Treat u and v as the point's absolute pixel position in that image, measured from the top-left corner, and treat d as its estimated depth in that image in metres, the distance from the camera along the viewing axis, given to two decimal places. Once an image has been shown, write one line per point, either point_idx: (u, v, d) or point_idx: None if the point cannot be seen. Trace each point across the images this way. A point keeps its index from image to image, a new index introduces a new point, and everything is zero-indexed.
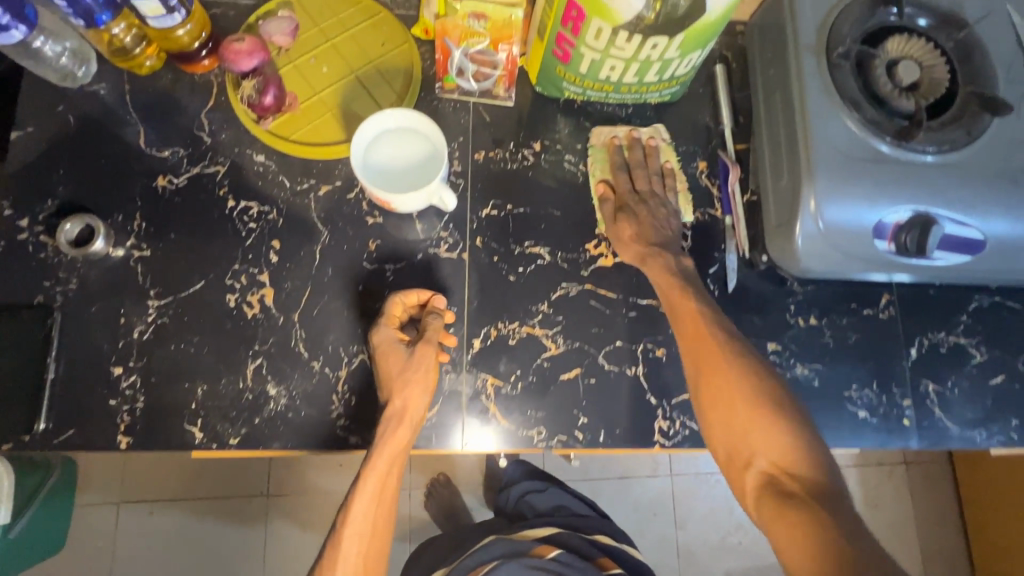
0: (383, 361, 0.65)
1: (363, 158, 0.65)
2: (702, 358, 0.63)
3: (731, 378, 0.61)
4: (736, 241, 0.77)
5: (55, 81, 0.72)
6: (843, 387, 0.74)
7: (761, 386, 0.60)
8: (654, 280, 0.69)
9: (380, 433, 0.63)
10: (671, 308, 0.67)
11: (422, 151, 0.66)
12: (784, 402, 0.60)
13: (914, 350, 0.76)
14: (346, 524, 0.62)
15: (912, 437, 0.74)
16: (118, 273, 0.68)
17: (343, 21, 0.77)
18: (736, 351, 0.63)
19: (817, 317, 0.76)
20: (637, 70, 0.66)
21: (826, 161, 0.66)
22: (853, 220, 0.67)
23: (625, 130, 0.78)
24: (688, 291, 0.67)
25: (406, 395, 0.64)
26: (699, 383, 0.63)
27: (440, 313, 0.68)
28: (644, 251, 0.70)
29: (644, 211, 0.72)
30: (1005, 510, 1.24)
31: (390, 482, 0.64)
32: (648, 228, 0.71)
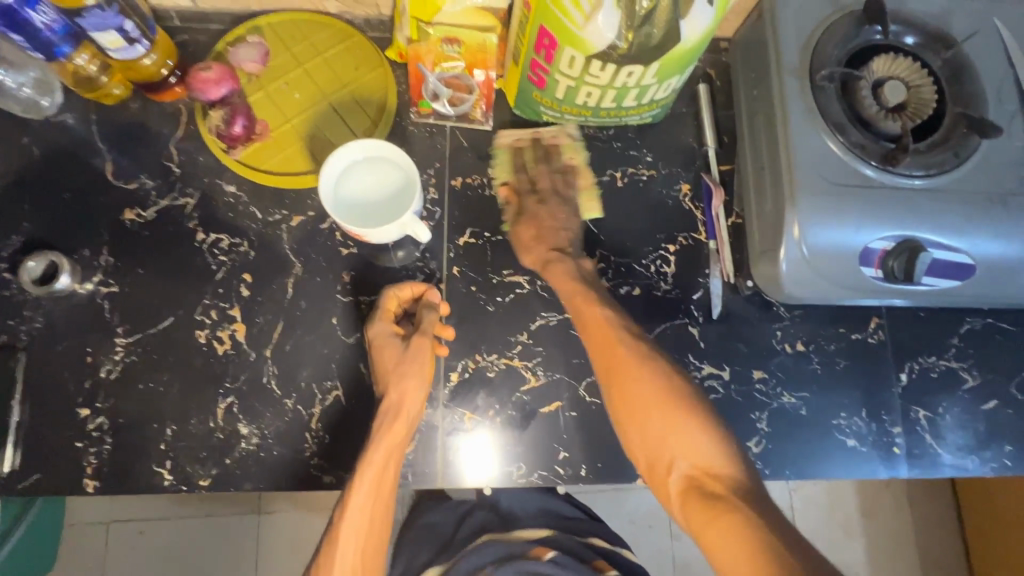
0: (380, 356, 0.65)
1: (331, 192, 0.63)
2: (614, 365, 0.63)
3: (642, 382, 0.61)
4: (720, 266, 0.75)
5: (20, 113, 0.70)
6: (832, 415, 0.72)
7: (675, 391, 0.61)
8: (558, 289, 0.68)
9: (376, 428, 0.62)
10: (582, 322, 0.67)
11: (394, 180, 0.64)
12: (697, 404, 0.61)
13: (904, 376, 0.74)
14: (343, 520, 0.60)
15: (903, 466, 0.72)
16: (85, 311, 0.66)
17: (315, 45, 0.75)
18: (645, 356, 0.64)
19: (805, 343, 0.74)
20: (615, 96, 0.64)
21: (809, 187, 0.64)
22: (837, 245, 0.65)
23: (528, 131, 0.76)
24: (593, 300, 0.67)
25: (404, 388, 0.63)
26: (613, 393, 0.63)
27: (435, 307, 0.69)
28: (548, 256, 0.70)
29: (545, 212, 0.73)
30: (1004, 517, 1.20)
31: (387, 476, 0.62)
32: (550, 232, 0.72)
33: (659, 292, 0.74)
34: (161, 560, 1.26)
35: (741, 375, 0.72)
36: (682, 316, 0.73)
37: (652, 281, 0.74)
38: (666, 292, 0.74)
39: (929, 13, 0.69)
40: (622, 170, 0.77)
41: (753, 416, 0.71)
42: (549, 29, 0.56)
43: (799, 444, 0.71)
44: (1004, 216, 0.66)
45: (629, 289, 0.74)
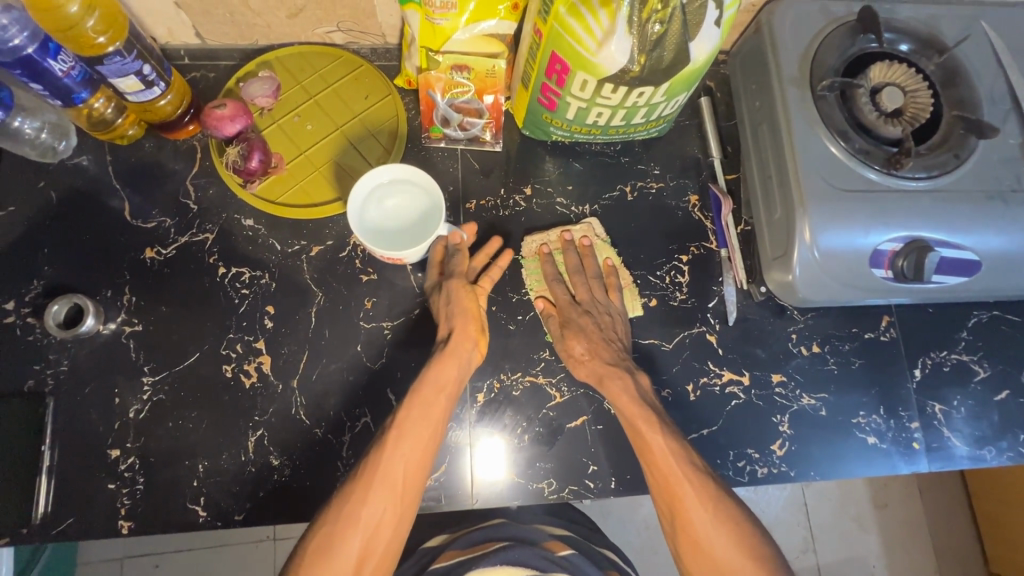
0: (434, 300, 0.68)
1: (361, 200, 0.64)
2: (676, 501, 0.58)
3: (708, 526, 0.57)
4: (733, 274, 0.76)
5: (35, 158, 0.70)
6: (851, 414, 0.73)
7: (742, 535, 0.57)
8: (621, 411, 0.64)
9: (429, 362, 0.63)
10: (642, 452, 0.62)
11: (420, 216, 0.66)
12: (765, 548, 0.57)
13: (918, 371, 0.75)
14: (396, 429, 0.58)
15: (923, 460, 0.73)
16: (111, 351, 0.66)
17: (325, 77, 0.76)
18: (712, 493, 0.59)
19: (820, 344, 0.75)
20: (624, 115, 0.65)
21: (818, 192, 0.66)
22: (847, 245, 0.66)
23: (557, 232, 0.75)
24: (656, 425, 0.62)
25: (452, 325, 0.65)
26: (675, 527, 0.59)
27: (459, 245, 0.69)
28: (602, 372, 0.67)
29: (590, 323, 0.70)
30: (1013, 502, 1.21)
31: (438, 402, 0.61)
32: (600, 343, 0.68)
33: (675, 301, 0.75)
34: None
35: (759, 379, 0.74)
36: (700, 324, 0.75)
37: (668, 292, 0.75)
38: (682, 301, 0.75)
39: (918, 19, 0.72)
40: (632, 184, 0.79)
41: (775, 419, 0.72)
42: (561, 55, 0.58)
43: (821, 445, 0.72)
44: (1005, 212, 0.68)
45: (645, 300, 0.75)
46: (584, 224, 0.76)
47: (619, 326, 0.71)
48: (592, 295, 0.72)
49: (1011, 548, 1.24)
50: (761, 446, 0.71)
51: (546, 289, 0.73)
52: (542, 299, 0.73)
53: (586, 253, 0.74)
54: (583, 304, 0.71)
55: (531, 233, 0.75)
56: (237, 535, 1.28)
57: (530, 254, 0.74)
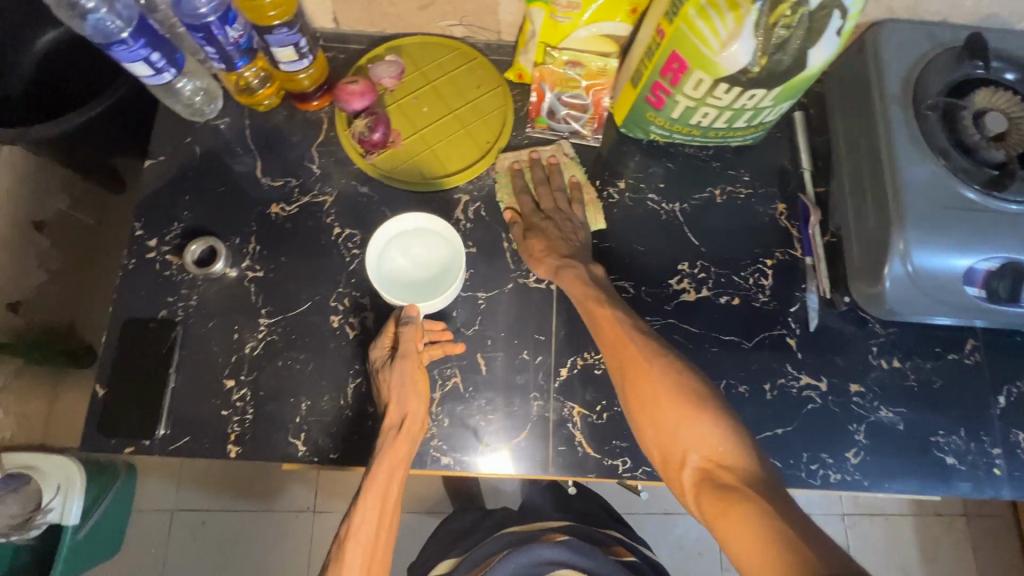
0: (384, 378, 0.67)
1: (410, 222, 0.73)
2: (626, 362, 0.62)
3: (653, 378, 0.60)
4: (817, 282, 0.78)
5: (186, 116, 0.79)
6: (930, 432, 0.73)
7: (686, 385, 0.59)
8: (571, 292, 0.70)
9: (379, 446, 0.64)
10: (594, 325, 0.67)
11: (432, 256, 0.73)
12: (710, 397, 0.59)
13: (1002, 398, 0.75)
14: (350, 536, 0.61)
15: (1003, 487, 0.72)
16: (234, 292, 0.73)
17: (443, 65, 0.83)
18: (661, 354, 0.62)
19: (900, 360, 0.76)
20: (729, 117, 0.69)
21: (916, 208, 0.68)
22: (941, 263, 0.67)
23: (527, 152, 0.80)
24: (602, 300, 0.67)
25: (406, 409, 0.65)
26: (627, 388, 0.62)
27: (414, 320, 0.67)
28: (558, 264, 0.71)
29: (551, 226, 0.75)
30: None
31: (392, 491, 0.63)
32: (558, 242, 0.73)
33: (757, 303, 0.77)
34: (215, 553, 1.31)
35: (838, 388, 0.74)
36: (780, 327, 0.76)
37: (751, 292, 0.77)
38: (764, 304, 0.77)
39: None
40: (721, 187, 0.82)
41: (851, 427, 0.73)
42: (681, 54, 0.62)
43: (898, 458, 0.72)
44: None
45: (729, 298, 0.77)
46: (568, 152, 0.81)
47: (581, 233, 0.75)
48: (556, 205, 0.77)
49: None
50: (835, 453, 0.72)
51: (515, 201, 0.78)
52: (512, 210, 0.78)
53: (552, 170, 0.79)
54: (547, 212, 0.76)
55: (504, 151, 0.80)
56: (280, 502, 1.33)
57: (502, 169, 0.79)
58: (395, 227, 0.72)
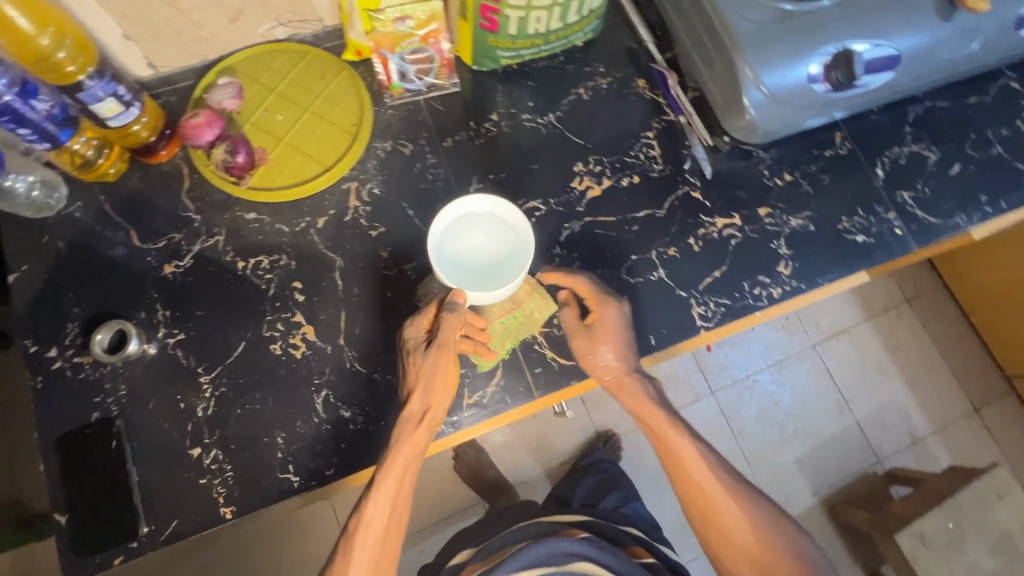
0: (411, 363, 0.66)
1: (474, 205, 0.66)
2: (710, 502, 0.70)
3: (737, 520, 0.69)
4: (697, 135, 0.83)
5: (31, 216, 0.73)
6: (836, 221, 0.81)
7: (766, 522, 0.69)
8: (637, 414, 0.72)
9: (396, 437, 0.64)
10: (673, 463, 0.71)
11: (499, 240, 0.66)
12: (785, 529, 0.70)
13: (880, 170, 0.84)
14: (362, 524, 0.64)
15: (910, 242, 0.81)
16: (162, 365, 0.69)
17: (279, 70, 0.81)
18: (740, 494, 0.71)
19: (790, 173, 0.83)
20: (560, 13, 0.73)
21: (748, 35, 0.73)
22: (787, 75, 0.74)
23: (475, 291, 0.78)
24: (687, 437, 0.72)
25: (428, 399, 0.65)
26: (705, 521, 0.70)
27: (459, 309, 0.65)
28: (625, 381, 0.70)
29: (618, 318, 0.70)
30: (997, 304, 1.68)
31: (406, 483, 0.65)
32: (627, 341, 0.70)
33: (655, 172, 0.82)
34: None
35: (749, 217, 0.80)
36: (682, 186, 0.81)
37: (646, 165, 0.82)
38: (660, 171, 0.82)
39: None
40: (584, 86, 0.85)
41: (773, 245, 0.79)
42: None
43: (821, 253, 0.80)
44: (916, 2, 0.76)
45: (630, 178, 0.81)
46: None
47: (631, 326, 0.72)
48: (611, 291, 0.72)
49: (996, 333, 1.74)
50: (770, 273, 0.78)
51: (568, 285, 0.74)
52: (567, 292, 0.74)
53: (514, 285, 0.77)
54: (606, 295, 0.71)
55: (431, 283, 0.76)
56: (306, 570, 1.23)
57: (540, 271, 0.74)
58: (457, 208, 0.66)
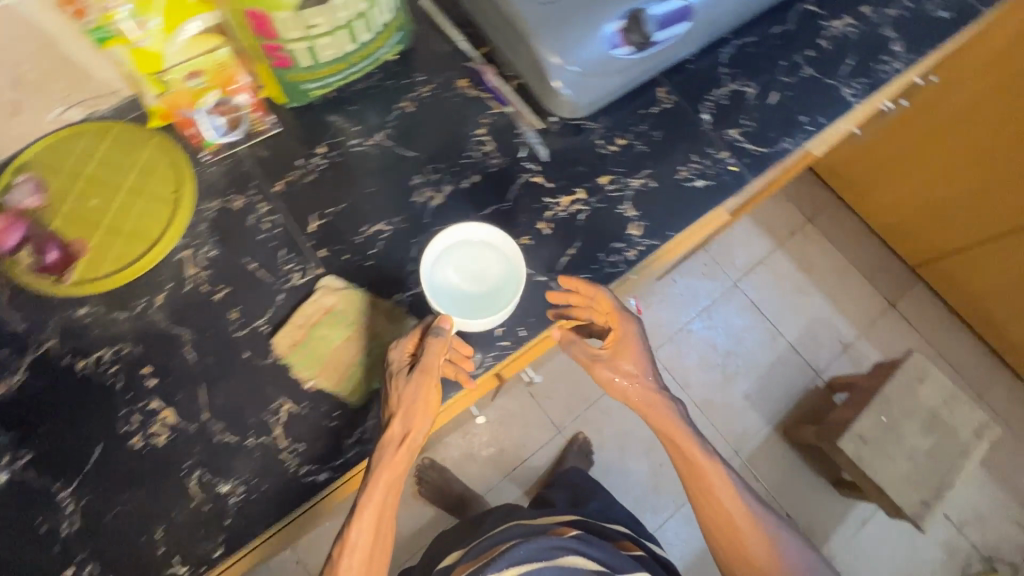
0: (395, 386, 0.66)
1: (469, 233, 0.74)
2: (723, 507, 0.82)
3: (745, 525, 0.81)
4: (526, 121, 0.84)
5: None
6: (674, 172, 0.84)
7: (768, 530, 0.82)
8: (659, 427, 0.82)
9: (379, 460, 0.66)
10: (695, 475, 0.82)
11: (488, 269, 0.73)
12: (785, 538, 0.82)
13: (706, 114, 0.88)
14: (348, 538, 0.68)
15: (746, 175, 0.85)
16: (15, 492, 0.65)
17: (82, 152, 0.76)
18: (748, 503, 0.83)
19: (622, 137, 0.85)
20: (349, 35, 0.72)
21: (537, 18, 0.75)
22: (586, 48, 0.76)
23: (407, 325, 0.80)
24: (711, 452, 0.82)
25: (409, 424, 0.66)
26: (716, 522, 0.83)
27: (444, 334, 0.67)
28: (650, 400, 0.80)
29: (638, 341, 0.77)
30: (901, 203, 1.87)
31: (388, 501, 0.68)
32: (645, 361, 0.78)
33: (492, 167, 0.82)
34: None
35: (592, 188, 0.82)
36: (522, 174, 0.82)
37: (482, 162, 0.82)
38: (498, 164, 0.82)
39: None
40: (406, 98, 0.85)
41: (619, 210, 0.81)
42: (255, 8, 0.64)
43: (666, 207, 0.82)
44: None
45: (471, 179, 0.81)
46: (329, 279, 0.74)
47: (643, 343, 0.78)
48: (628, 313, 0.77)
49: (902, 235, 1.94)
50: (623, 238, 0.80)
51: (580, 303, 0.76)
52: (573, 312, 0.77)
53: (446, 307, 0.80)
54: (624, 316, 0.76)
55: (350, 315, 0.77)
56: None
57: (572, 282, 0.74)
58: (452, 235, 0.73)
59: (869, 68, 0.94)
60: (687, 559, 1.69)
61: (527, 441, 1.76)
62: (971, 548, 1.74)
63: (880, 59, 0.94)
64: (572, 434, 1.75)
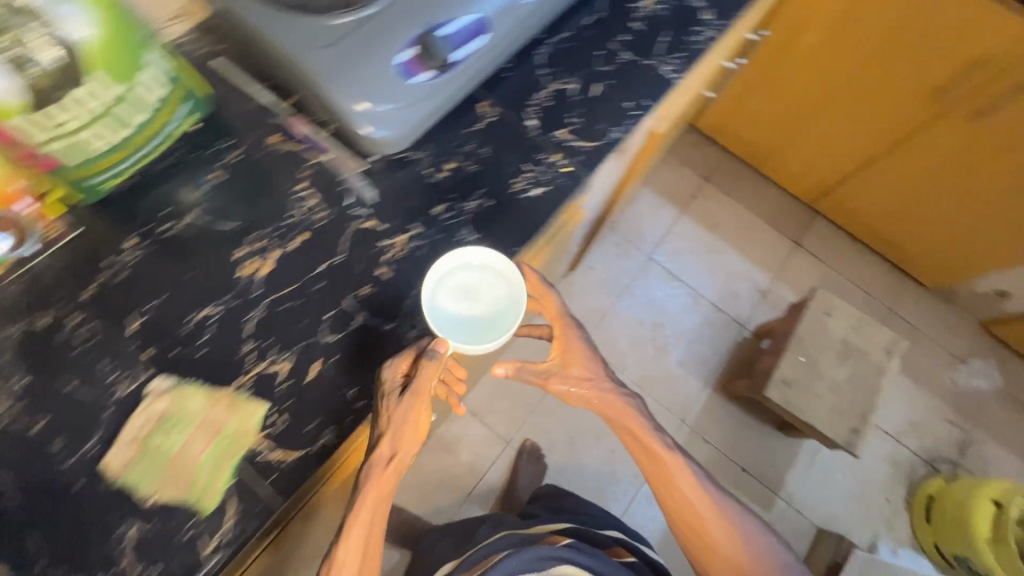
0: (386, 405, 0.69)
1: (472, 257, 0.74)
2: (682, 493, 0.92)
3: (703, 507, 0.91)
4: (347, 165, 0.81)
5: None
6: (508, 185, 0.83)
7: (724, 510, 0.92)
8: (620, 420, 0.92)
9: (367, 479, 0.71)
10: (655, 464, 0.92)
11: (493, 296, 0.74)
12: (739, 518, 0.93)
13: (532, 119, 0.87)
14: (338, 553, 0.72)
15: (580, 174, 0.85)
16: None
17: None
18: (706, 489, 0.92)
19: (451, 160, 0.83)
20: (116, 121, 0.67)
21: (323, 64, 0.73)
22: (381, 84, 0.74)
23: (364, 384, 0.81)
24: (669, 445, 0.93)
25: (396, 447, 0.71)
26: (676, 507, 0.92)
27: (438, 357, 0.69)
28: (606, 401, 0.91)
29: (584, 343, 0.90)
30: (784, 148, 1.95)
31: (372, 518, 0.72)
32: (596, 359, 0.90)
33: (319, 221, 0.78)
34: None
35: (427, 221, 0.80)
36: (352, 222, 0.79)
37: (306, 218, 0.78)
38: (324, 218, 0.79)
39: None
40: (217, 168, 0.80)
41: (458, 236, 0.80)
42: None
43: (505, 223, 0.81)
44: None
45: (299, 237, 0.77)
46: (156, 382, 0.69)
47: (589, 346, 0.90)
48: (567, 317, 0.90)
49: (793, 179, 2.03)
50: None
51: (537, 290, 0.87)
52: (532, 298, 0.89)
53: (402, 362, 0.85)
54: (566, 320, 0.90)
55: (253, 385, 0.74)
56: None
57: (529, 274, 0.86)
58: (456, 258, 0.74)
59: (684, 41, 0.95)
60: (656, 535, 1.71)
61: (478, 460, 1.74)
62: (913, 456, 1.83)
63: (693, 31, 0.96)
64: (521, 443, 1.74)
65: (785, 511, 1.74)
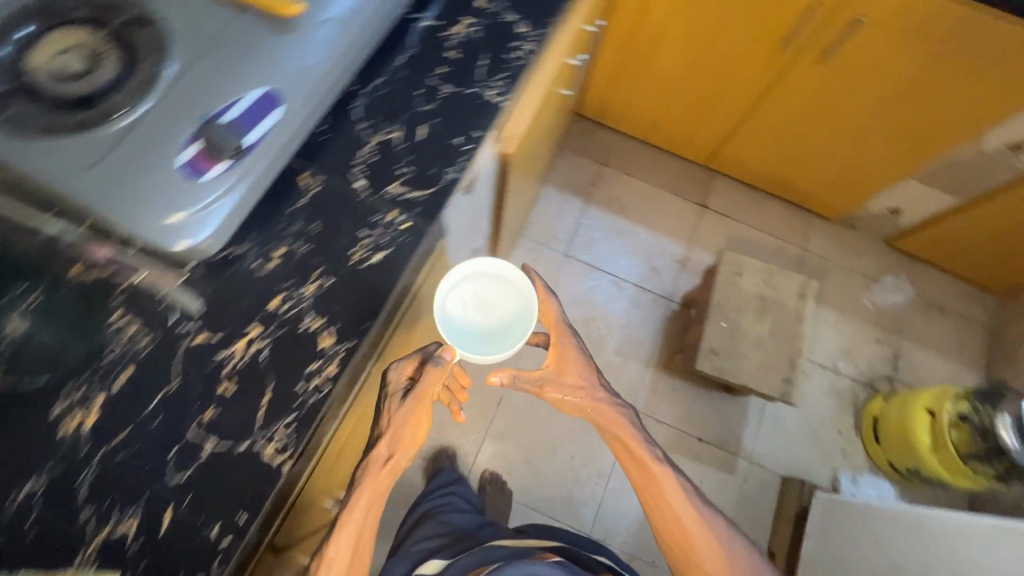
0: (392, 402, 0.84)
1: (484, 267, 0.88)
2: (667, 506, 0.94)
3: (689, 521, 0.93)
4: (163, 281, 0.73)
5: None
6: (347, 258, 0.78)
7: (711, 527, 0.93)
8: (609, 427, 0.99)
9: (362, 476, 0.82)
10: (642, 474, 0.97)
11: (502, 306, 0.88)
12: (726, 534, 0.93)
13: (359, 180, 0.82)
14: (330, 550, 0.78)
15: (421, 226, 0.80)
16: None
17: None
18: (693, 507, 0.94)
19: (279, 246, 0.77)
20: None
21: (91, 187, 0.65)
22: (166, 192, 0.67)
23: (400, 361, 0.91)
24: (659, 458, 0.97)
25: (394, 449, 0.83)
26: (661, 521, 0.95)
27: (443, 365, 0.83)
28: (597, 408, 0.99)
29: (581, 356, 1.01)
30: (668, 117, 1.96)
31: (365, 516, 0.80)
32: (586, 369, 1.00)
33: (142, 351, 0.71)
34: None
35: (265, 318, 0.74)
36: (181, 341, 0.72)
37: (127, 350, 0.71)
38: (148, 345, 0.71)
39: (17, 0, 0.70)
40: (10, 319, 0.70)
41: (302, 326, 0.74)
42: None
43: (351, 299, 0.76)
44: (233, 34, 0.73)
45: (122, 375, 0.70)
46: None
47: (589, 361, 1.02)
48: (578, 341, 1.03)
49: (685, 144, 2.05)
50: (317, 356, 0.73)
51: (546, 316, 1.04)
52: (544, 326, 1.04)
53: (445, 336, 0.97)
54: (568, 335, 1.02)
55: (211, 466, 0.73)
56: None
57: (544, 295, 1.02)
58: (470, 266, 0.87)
59: (503, 61, 0.91)
60: (633, 528, 1.70)
61: None
62: (852, 382, 1.90)
63: (510, 47, 0.93)
64: (480, 474, 1.71)
65: (748, 468, 1.78)
